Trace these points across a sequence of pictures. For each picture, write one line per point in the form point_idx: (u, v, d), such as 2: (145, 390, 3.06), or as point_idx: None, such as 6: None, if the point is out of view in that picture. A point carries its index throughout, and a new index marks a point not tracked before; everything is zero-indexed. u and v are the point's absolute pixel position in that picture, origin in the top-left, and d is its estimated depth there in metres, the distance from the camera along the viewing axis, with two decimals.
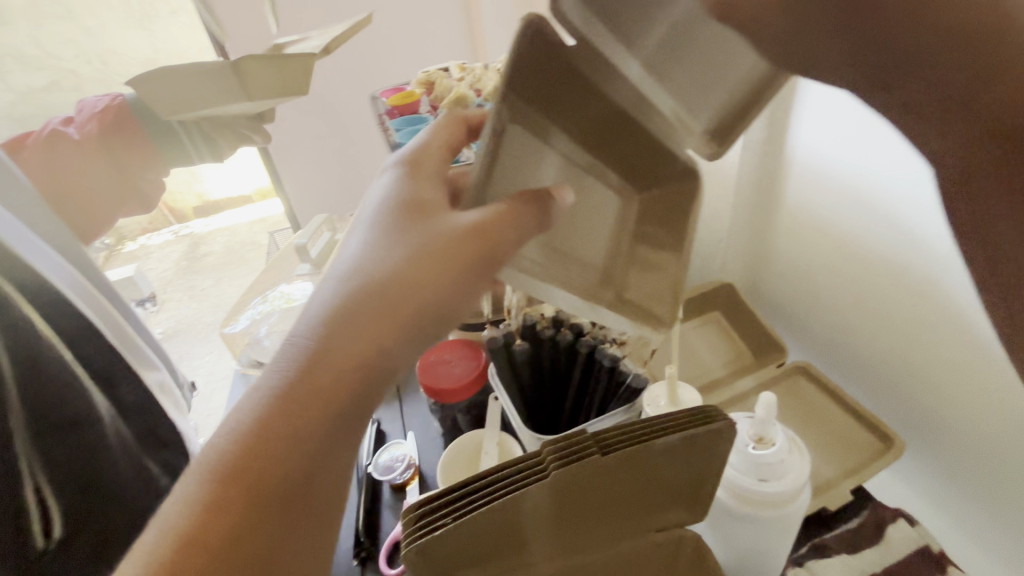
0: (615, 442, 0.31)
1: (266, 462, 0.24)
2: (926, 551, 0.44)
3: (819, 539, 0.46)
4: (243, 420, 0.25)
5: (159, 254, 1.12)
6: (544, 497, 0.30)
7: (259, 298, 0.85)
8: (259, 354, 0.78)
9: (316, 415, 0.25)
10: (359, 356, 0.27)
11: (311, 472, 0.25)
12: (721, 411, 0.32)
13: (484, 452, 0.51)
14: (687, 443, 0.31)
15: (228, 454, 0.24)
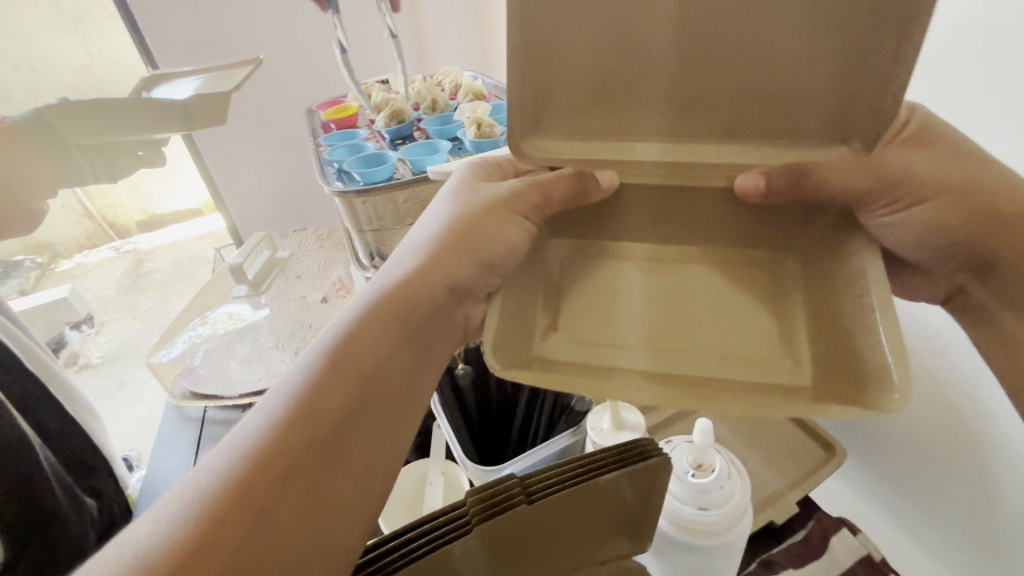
0: (554, 483, 0.29)
1: (294, 447, 0.25)
2: (868, 560, 0.44)
3: (768, 554, 0.46)
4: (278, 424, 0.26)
5: (98, 273, 0.86)
6: (479, 548, 0.28)
7: (197, 321, 0.79)
8: (195, 385, 0.69)
9: (341, 417, 0.27)
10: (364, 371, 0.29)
11: (331, 451, 0.26)
12: (658, 445, 0.31)
13: (430, 483, 0.48)
14: (627, 480, 0.30)
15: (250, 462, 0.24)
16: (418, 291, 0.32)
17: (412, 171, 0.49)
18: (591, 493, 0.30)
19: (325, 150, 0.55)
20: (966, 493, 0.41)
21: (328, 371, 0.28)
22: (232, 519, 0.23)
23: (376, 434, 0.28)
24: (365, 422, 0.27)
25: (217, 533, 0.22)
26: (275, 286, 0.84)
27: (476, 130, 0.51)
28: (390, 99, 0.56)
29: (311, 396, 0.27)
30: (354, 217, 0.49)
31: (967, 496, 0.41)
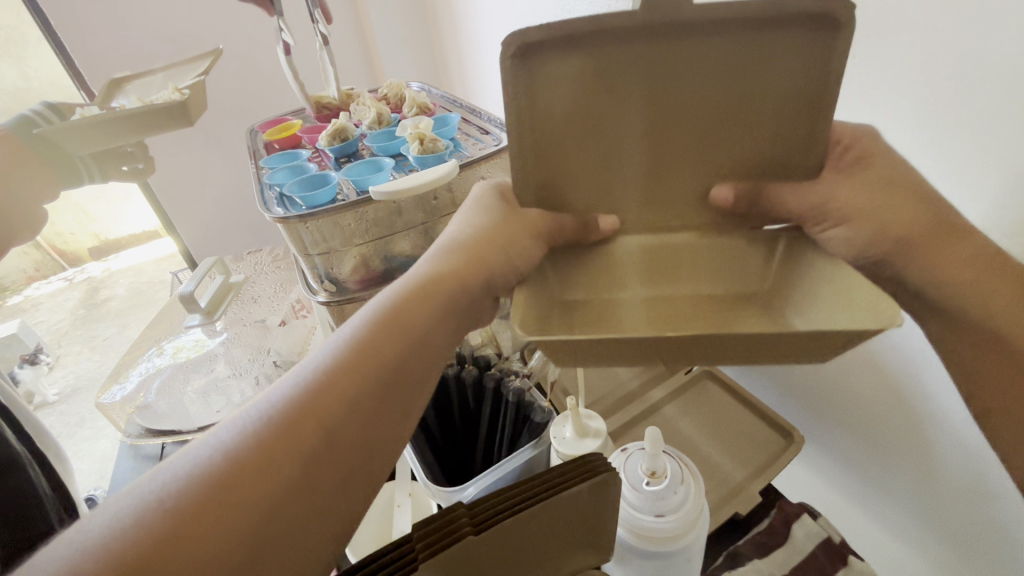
0: (507, 509, 0.29)
1: (317, 414, 0.24)
2: (828, 543, 0.46)
3: (734, 547, 0.46)
4: (315, 377, 0.25)
5: (51, 305, 0.90)
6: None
7: (153, 352, 0.76)
8: (151, 421, 0.66)
9: (356, 390, 0.25)
10: (403, 331, 0.27)
11: (334, 427, 0.24)
12: (607, 459, 0.32)
13: (397, 506, 0.47)
14: (581, 497, 0.30)
15: (278, 418, 0.24)
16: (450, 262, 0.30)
17: (356, 192, 0.48)
18: (548, 512, 0.30)
19: (267, 172, 0.54)
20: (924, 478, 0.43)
21: (382, 326, 0.27)
22: (210, 492, 0.22)
23: (359, 429, 0.25)
24: (382, 398, 0.26)
25: (228, 489, 0.22)
26: (230, 311, 0.81)
27: (418, 145, 0.49)
28: (333, 120, 0.55)
29: (360, 347, 0.26)
30: (298, 241, 0.48)
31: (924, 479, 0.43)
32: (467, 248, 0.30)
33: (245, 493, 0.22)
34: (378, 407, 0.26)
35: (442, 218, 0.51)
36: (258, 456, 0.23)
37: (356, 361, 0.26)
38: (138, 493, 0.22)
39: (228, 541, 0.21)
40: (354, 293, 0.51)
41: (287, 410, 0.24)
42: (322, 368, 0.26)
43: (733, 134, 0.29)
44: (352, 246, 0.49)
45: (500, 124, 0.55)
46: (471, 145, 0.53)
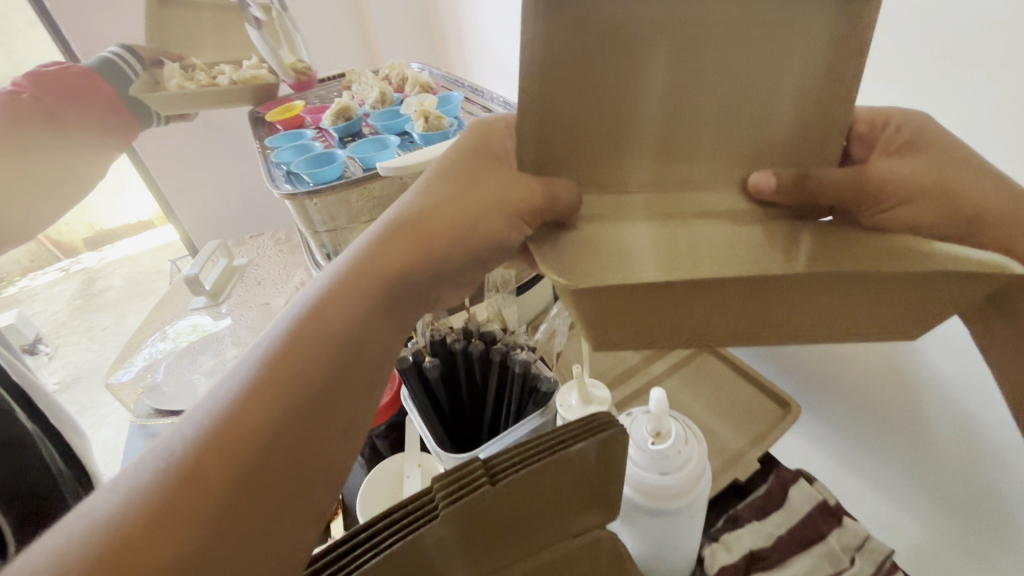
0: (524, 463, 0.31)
1: (245, 436, 0.22)
2: (824, 504, 0.47)
3: (732, 511, 0.48)
4: (236, 395, 0.23)
5: None
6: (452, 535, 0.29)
7: (157, 336, 0.77)
8: (159, 402, 0.66)
9: (290, 406, 0.23)
10: (339, 341, 0.25)
11: (269, 449, 0.22)
12: (614, 416, 0.33)
13: (407, 476, 0.49)
14: (588, 455, 0.31)
15: (197, 444, 0.22)
16: (393, 245, 0.28)
17: (362, 169, 0.48)
18: (558, 468, 0.31)
19: (272, 152, 0.54)
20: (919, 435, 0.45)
21: (313, 336, 0.25)
22: (128, 528, 0.20)
23: (301, 448, 0.23)
24: (322, 413, 0.24)
25: (179, 492, 0.21)
26: (235, 294, 0.81)
27: (423, 122, 0.50)
28: (337, 99, 0.55)
29: (290, 359, 0.24)
30: (306, 218, 0.48)
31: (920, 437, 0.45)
32: (405, 227, 0.29)
33: (199, 491, 0.21)
34: (318, 426, 0.24)
35: None
36: (181, 484, 0.21)
37: (290, 354, 0.24)
38: (84, 515, 0.21)
39: (182, 536, 0.20)
40: None
41: (205, 436, 0.22)
42: (257, 366, 0.24)
43: (731, 89, 0.25)
44: (359, 223, 0.50)
45: (503, 102, 0.56)
46: (474, 122, 0.54)
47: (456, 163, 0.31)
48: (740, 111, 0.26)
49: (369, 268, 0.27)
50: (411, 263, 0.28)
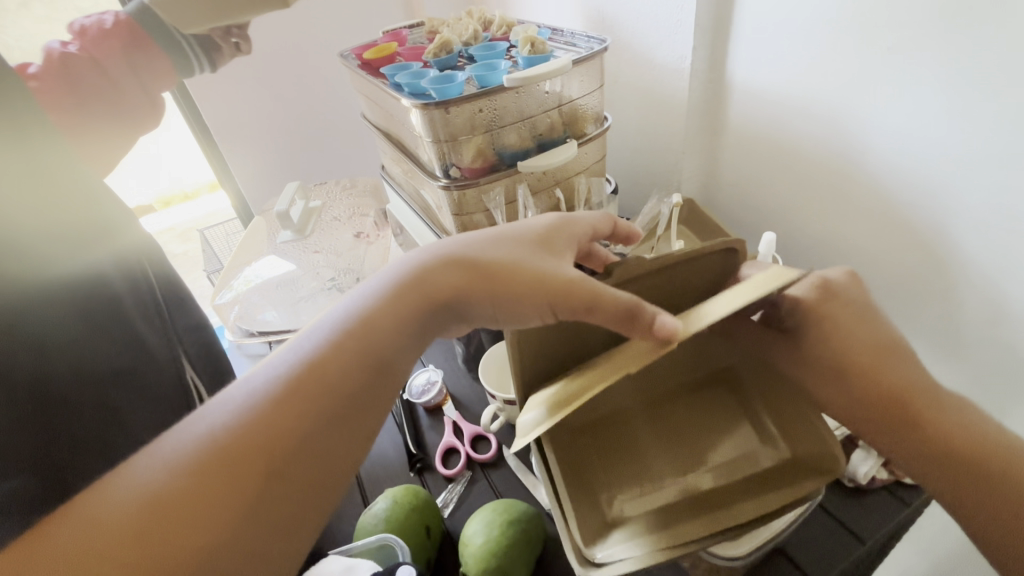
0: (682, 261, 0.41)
1: (283, 425, 0.29)
2: None
3: None
4: (285, 376, 0.31)
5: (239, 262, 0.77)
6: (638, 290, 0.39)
7: (246, 270, 0.85)
8: (254, 325, 0.78)
9: (332, 385, 0.32)
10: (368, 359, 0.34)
11: (300, 436, 0.30)
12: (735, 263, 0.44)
13: None
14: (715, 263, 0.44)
15: (249, 422, 0.29)
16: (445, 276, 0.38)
17: (479, 87, 0.56)
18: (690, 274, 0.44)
19: (388, 80, 0.61)
20: (949, 298, 0.57)
21: (339, 343, 0.33)
22: (197, 470, 0.27)
23: (319, 452, 0.30)
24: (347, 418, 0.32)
25: (217, 466, 0.27)
26: (316, 231, 0.88)
27: (529, 48, 0.57)
28: (440, 33, 0.63)
29: (321, 355, 0.32)
30: (432, 129, 0.56)
31: (950, 299, 0.57)
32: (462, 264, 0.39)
33: (252, 448, 0.28)
34: (336, 430, 0.31)
35: (546, 113, 0.61)
36: (215, 456, 0.28)
37: (320, 371, 0.32)
38: (128, 480, 0.27)
39: (206, 511, 0.26)
40: (472, 179, 0.60)
41: (252, 417, 0.29)
42: (330, 332, 0.34)
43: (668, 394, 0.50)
44: (474, 135, 0.58)
45: (587, 37, 0.63)
46: (564, 52, 0.62)
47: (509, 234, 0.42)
48: (682, 425, 0.48)
49: (425, 291, 0.37)
50: (435, 289, 0.38)
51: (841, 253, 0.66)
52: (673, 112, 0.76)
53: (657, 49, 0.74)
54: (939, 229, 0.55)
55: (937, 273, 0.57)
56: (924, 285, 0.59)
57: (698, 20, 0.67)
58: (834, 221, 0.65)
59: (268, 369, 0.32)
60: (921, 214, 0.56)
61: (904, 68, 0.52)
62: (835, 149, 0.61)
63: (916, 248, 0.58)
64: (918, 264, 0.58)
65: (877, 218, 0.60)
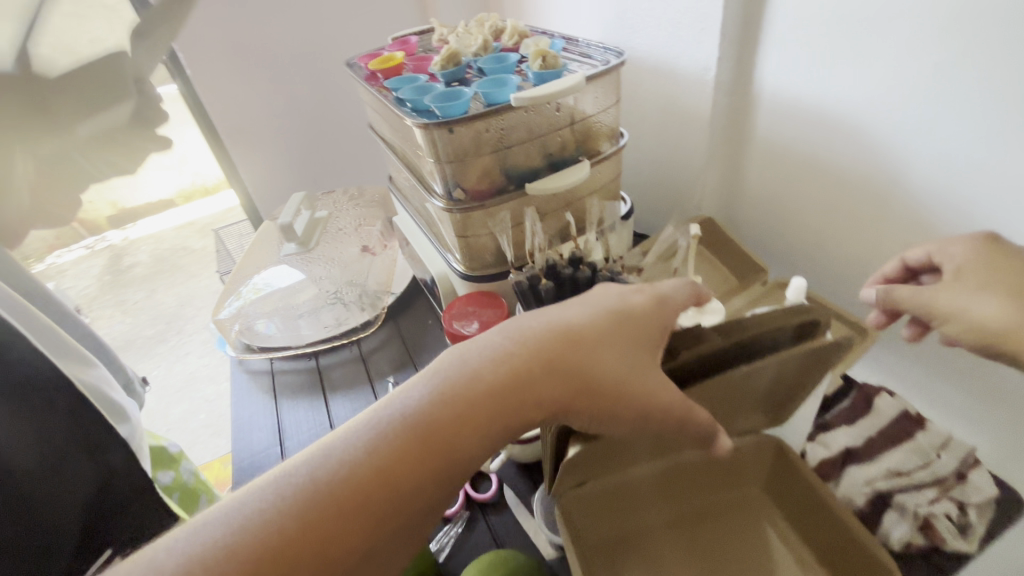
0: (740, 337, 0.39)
1: (356, 517, 0.30)
2: (910, 413, 0.51)
3: (822, 419, 0.53)
4: (363, 462, 0.31)
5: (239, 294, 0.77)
6: (697, 365, 0.38)
7: (249, 282, 0.83)
8: (256, 339, 0.77)
9: (409, 489, 0.31)
10: (445, 450, 0.33)
11: (374, 529, 0.30)
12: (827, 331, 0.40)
13: None
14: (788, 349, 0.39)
15: (317, 510, 0.30)
16: (540, 376, 0.35)
17: (486, 104, 0.53)
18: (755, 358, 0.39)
19: (392, 94, 0.58)
20: None
21: (416, 439, 0.32)
22: (271, 554, 0.28)
23: (389, 547, 0.31)
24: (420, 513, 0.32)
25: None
26: (322, 244, 0.86)
27: (541, 62, 0.54)
28: (448, 43, 0.60)
29: (395, 456, 0.32)
30: (435, 150, 0.53)
31: None
32: (558, 364, 0.36)
33: (327, 533, 0.29)
34: (406, 524, 0.32)
35: (556, 131, 0.57)
36: (291, 542, 0.29)
37: (385, 477, 0.31)
38: (178, 548, 0.28)
39: None
40: (478, 201, 0.56)
41: (325, 504, 0.30)
42: (408, 427, 0.33)
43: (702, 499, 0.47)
44: (480, 156, 0.54)
45: (604, 47, 0.59)
46: (579, 65, 0.58)
47: (625, 313, 0.38)
48: (718, 534, 0.46)
49: (512, 387, 0.35)
50: (522, 380, 0.35)
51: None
52: (694, 126, 0.72)
53: (678, 59, 0.69)
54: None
55: None
56: None
57: (724, 28, 0.62)
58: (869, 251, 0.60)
59: (337, 453, 0.32)
60: None
61: (964, 82, 0.46)
62: (877, 170, 0.56)
63: None
64: None
65: None
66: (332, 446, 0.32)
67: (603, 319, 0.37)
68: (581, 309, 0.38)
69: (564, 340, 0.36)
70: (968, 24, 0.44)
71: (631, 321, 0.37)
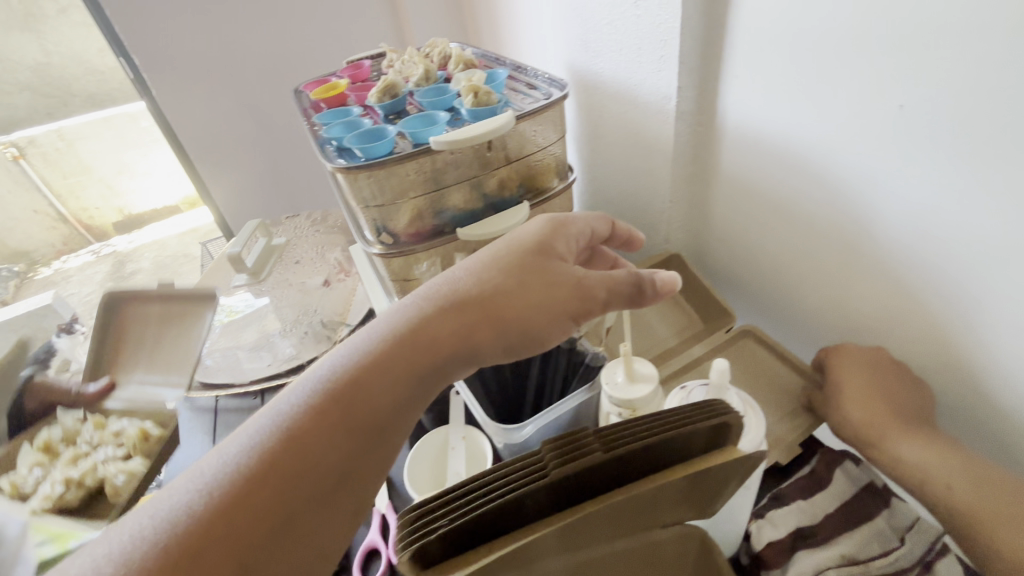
0: (635, 437, 0.30)
1: (290, 466, 0.31)
2: (872, 487, 0.46)
3: (777, 490, 0.49)
4: (290, 419, 0.33)
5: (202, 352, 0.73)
6: (568, 479, 0.28)
7: None
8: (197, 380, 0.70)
9: (343, 433, 0.33)
10: (368, 393, 0.35)
11: (312, 476, 0.31)
12: (730, 408, 0.31)
13: (452, 448, 0.51)
14: (694, 439, 0.30)
15: (247, 470, 0.30)
16: (450, 314, 0.38)
17: (412, 145, 0.49)
18: (649, 458, 0.29)
19: (321, 129, 0.55)
20: (978, 407, 0.47)
21: (340, 389, 0.34)
22: (203, 527, 0.28)
23: (333, 492, 0.32)
24: (361, 455, 0.33)
25: (182, 555, 0.27)
26: (274, 273, 0.84)
27: (473, 98, 0.50)
28: (382, 75, 0.56)
29: (319, 408, 0.33)
30: (358, 194, 0.49)
31: (981, 408, 0.47)
32: (462, 306, 0.39)
33: (260, 492, 0.30)
34: (349, 466, 0.33)
35: (494, 171, 0.53)
36: (221, 511, 0.29)
37: (306, 426, 0.32)
38: (96, 558, 0.27)
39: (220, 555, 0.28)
40: (409, 246, 0.53)
41: (253, 463, 0.31)
42: (327, 383, 0.35)
43: None
44: (407, 199, 0.51)
45: (549, 79, 0.56)
46: (521, 99, 0.54)
47: (510, 261, 0.41)
48: None
49: (424, 328, 0.37)
50: (435, 324, 0.38)
51: (849, 333, 0.55)
52: (656, 157, 0.67)
53: (639, 87, 0.65)
54: (966, 321, 0.45)
55: (960, 374, 0.47)
56: (945, 384, 0.49)
57: (683, 56, 0.58)
58: (837, 299, 0.55)
59: (254, 431, 0.32)
60: (935, 308, 0.46)
61: (927, 129, 0.41)
62: (841, 214, 0.51)
63: (929, 345, 0.48)
64: (934, 360, 0.48)
65: (886, 304, 0.51)
66: (258, 421, 0.33)
67: (491, 272, 0.40)
68: (475, 262, 0.42)
69: (467, 284, 0.40)
70: (930, 67, 0.39)
71: (529, 257, 0.41)
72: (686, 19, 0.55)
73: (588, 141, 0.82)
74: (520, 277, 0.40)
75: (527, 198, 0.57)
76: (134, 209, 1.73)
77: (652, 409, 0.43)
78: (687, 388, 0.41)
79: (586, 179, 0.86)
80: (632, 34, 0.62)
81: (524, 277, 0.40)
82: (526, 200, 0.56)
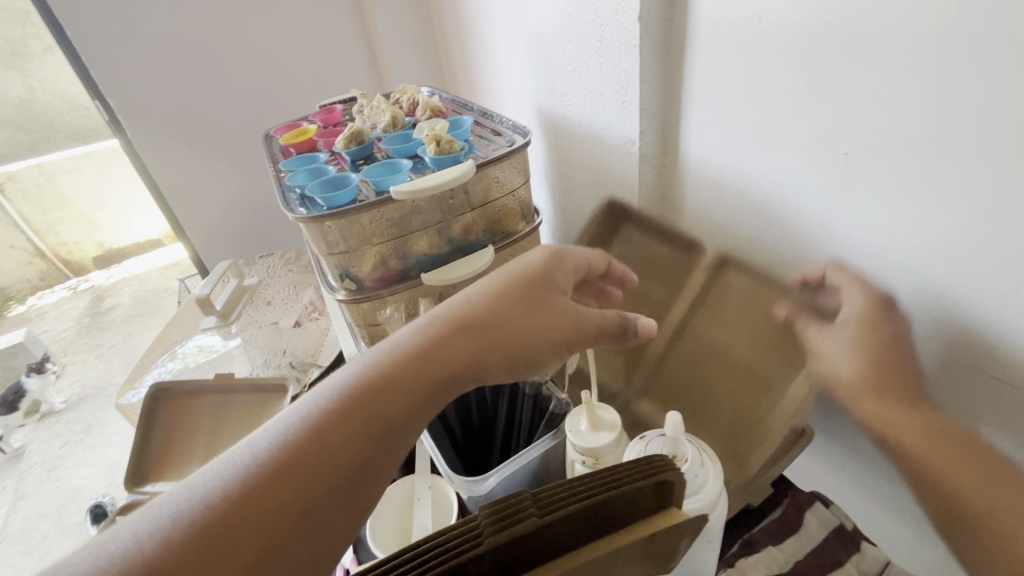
0: (575, 497, 0.30)
1: (287, 483, 0.29)
2: (841, 530, 0.46)
3: (748, 535, 0.48)
4: (293, 437, 0.31)
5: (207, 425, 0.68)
6: (509, 542, 0.28)
7: (167, 356, 0.78)
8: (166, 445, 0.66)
9: (342, 455, 0.31)
10: (373, 413, 0.33)
11: (305, 497, 0.29)
12: (668, 462, 0.32)
13: (417, 499, 0.50)
14: (636, 494, 0.30)
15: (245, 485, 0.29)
16: (457, 334, 0.37)
17: (375, 193, 0.49)
18: (591, 517, 0.29)
19: (286, 176, 0.55)
20: None
21: (344, 406, 0.32)
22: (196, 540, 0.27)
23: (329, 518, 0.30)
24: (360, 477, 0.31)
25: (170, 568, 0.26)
26: (244, 314, 0.83)
27: (435, 146, 0.51)
28: (349, 123, 0.57)
29: (322, 425, 0.31)
30: (321, 241, 0.49)
31: None
32: (469, 326, 0.37)
33: (258, 507, 0.28)
34: (346, 488, 0.31)
35: (459, 216, 0.53)
36: (214, 527, 0.27)
37: (307, 444, 0.31)
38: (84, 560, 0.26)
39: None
40: (374, 291, 0.53)
41: (249, 479, 0.29)
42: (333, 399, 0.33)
43: None
44: (371, 245, 0.51)
45: (513, 126, 0.57)
46: (485, 146, 0.55)
47: (514, 284, 0.39)
48: None
49: (431, 348, 0.36)
50: (440, 345, 0.36)
51: None
52: (623, 197, 0.69)
53: (604, 130, 0.67)
54: None
55: None
56: None
57: (644, 103, 0.60)
58: None
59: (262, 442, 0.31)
60: None
61: (874, 178, 0.41)
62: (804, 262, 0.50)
63: None
64: None
65: None
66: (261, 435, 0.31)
67: (498, 296, 0.39)
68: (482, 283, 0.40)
69: (476, 302, 0.38)
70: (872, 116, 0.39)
71: (535, 282, 0.40)
72: (643, 68, 0.57)
73: (559, 180, 0.83)
74: (524, 301, 0.39)
75: (493, 241, 0.57)
76: (115, 244, 1.69)
77: (614, 457, 0.42)
78: (647, 436, 0.41)
79: (559, 216, 0.87)
80: (595, 81, 0.64)
81: (528, 302, 0.39)
82: (492, 243, 0.57)
